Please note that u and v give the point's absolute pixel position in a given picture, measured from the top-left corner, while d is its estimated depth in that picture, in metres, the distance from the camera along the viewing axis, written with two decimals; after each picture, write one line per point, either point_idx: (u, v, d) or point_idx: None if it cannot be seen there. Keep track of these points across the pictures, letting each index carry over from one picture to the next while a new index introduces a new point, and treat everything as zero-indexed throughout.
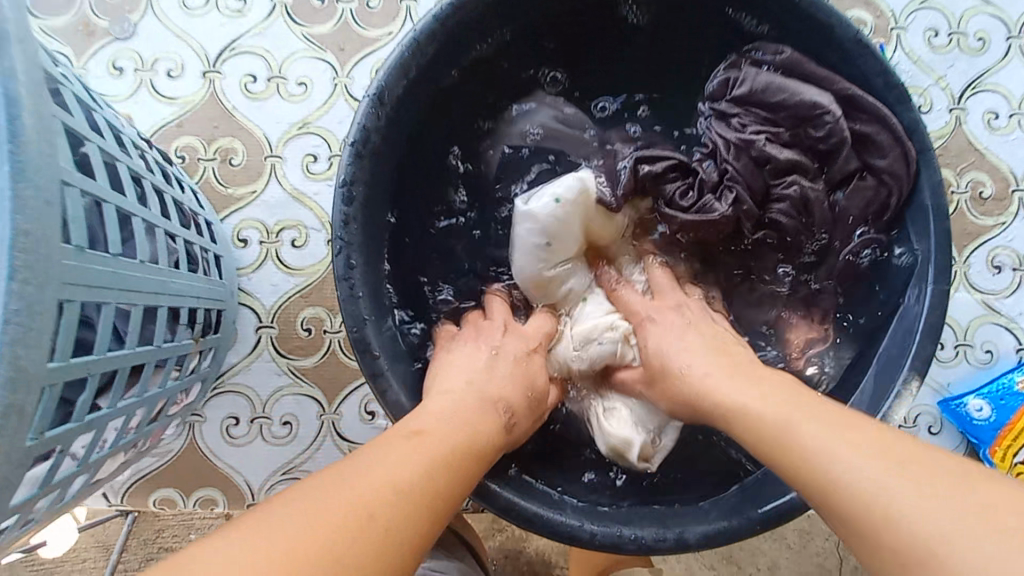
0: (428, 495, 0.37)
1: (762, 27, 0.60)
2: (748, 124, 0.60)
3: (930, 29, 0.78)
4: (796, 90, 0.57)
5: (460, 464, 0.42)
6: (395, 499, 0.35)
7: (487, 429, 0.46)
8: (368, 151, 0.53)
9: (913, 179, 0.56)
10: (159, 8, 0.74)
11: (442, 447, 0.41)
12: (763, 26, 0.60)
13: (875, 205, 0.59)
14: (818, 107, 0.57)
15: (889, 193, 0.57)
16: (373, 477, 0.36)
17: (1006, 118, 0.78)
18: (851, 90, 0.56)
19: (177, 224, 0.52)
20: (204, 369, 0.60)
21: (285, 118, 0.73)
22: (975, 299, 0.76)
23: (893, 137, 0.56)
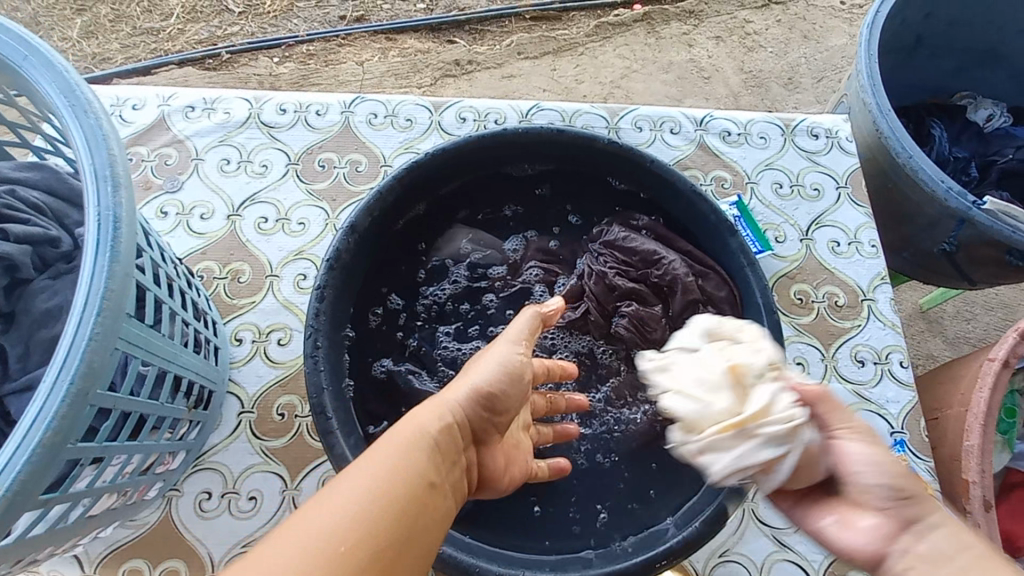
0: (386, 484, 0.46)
1: (623, 188, 0.87)
2: (610, 263, 0.82)
3: (775, 183, 1.04)
4: (644, 241, 0.81)
5: (416, 445, 0.50)
6: (385, 491, 0.46)
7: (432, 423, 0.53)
8: (339, 264, 0.73)
9: (739, 297, 0.77)
10: (203, 171, 1.01)
11: (392, 450, 0.49)
12: (623, 186, 0.87)
13: None
14: (655, 253, 0.81)
15: (725, 317, 0.78)
16: (297, 541, 0.41)
17: (846, 244, 1.00)
18: (689, 249, 0.82)
19: (191, 315, 0.70)
20: (190, 439, 0.73)
21: (285, 247, 0.95)
22: (846, 387, 0.91)
23: (723, 278, 0.80)
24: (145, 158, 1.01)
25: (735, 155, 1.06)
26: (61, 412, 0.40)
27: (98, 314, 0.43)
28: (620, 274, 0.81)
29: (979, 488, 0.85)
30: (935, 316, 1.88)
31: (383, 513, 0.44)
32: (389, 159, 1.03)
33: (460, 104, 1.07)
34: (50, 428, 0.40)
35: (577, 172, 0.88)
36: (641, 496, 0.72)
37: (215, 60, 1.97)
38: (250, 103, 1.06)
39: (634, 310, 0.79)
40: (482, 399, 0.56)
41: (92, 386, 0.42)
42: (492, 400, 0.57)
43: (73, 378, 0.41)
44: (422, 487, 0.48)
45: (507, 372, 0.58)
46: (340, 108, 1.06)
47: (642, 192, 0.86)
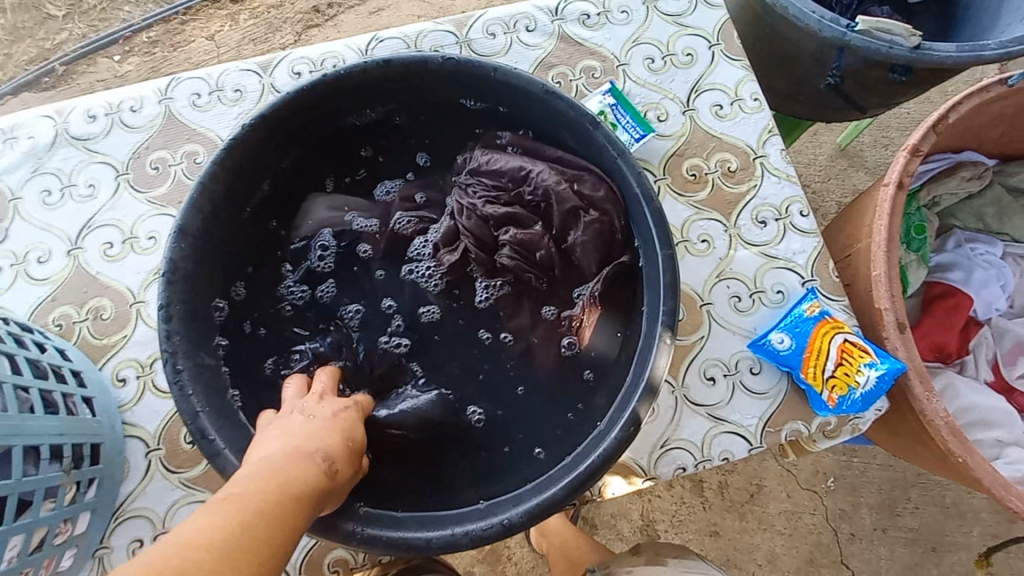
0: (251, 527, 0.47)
1: (479, 106, 0.79)
2: (481, 191, 0.77)
3: (647, 58, 0.97)
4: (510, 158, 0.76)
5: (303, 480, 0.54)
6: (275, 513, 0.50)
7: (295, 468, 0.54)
8: (178, 275, 0.66)
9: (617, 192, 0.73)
10: (24, 211, 0.89)
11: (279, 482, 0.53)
12: (478, 104, 0.79)
13: (602, 230, 0.73)
14: (523, 169, 0.75)
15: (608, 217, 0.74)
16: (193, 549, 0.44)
17: (729, 105, 0.96)
18: (558, 156, 0.78)
19: (29, 377, 0.62)
20: (86, 500, 0.68)
21: (142, 268, 0.86)
22: (753, 252, 0.90)
23: (599, 177, 0.74)
24: None
25: (599, 39, 0.98)
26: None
27: None
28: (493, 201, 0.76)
29: (893, 312, 0.87)
30: (856, 150, 1.88)
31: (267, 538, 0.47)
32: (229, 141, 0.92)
33: (291, 58, 0.95)
34: None
35: (425, 103, 0.80)
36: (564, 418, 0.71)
37: (51, 77, 1.72)
38: (53, 119, 0.92)
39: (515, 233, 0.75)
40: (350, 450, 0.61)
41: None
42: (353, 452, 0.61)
43: None
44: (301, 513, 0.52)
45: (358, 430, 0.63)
46: (157, 98, 0.93)
47: (500, 107, 0.78)
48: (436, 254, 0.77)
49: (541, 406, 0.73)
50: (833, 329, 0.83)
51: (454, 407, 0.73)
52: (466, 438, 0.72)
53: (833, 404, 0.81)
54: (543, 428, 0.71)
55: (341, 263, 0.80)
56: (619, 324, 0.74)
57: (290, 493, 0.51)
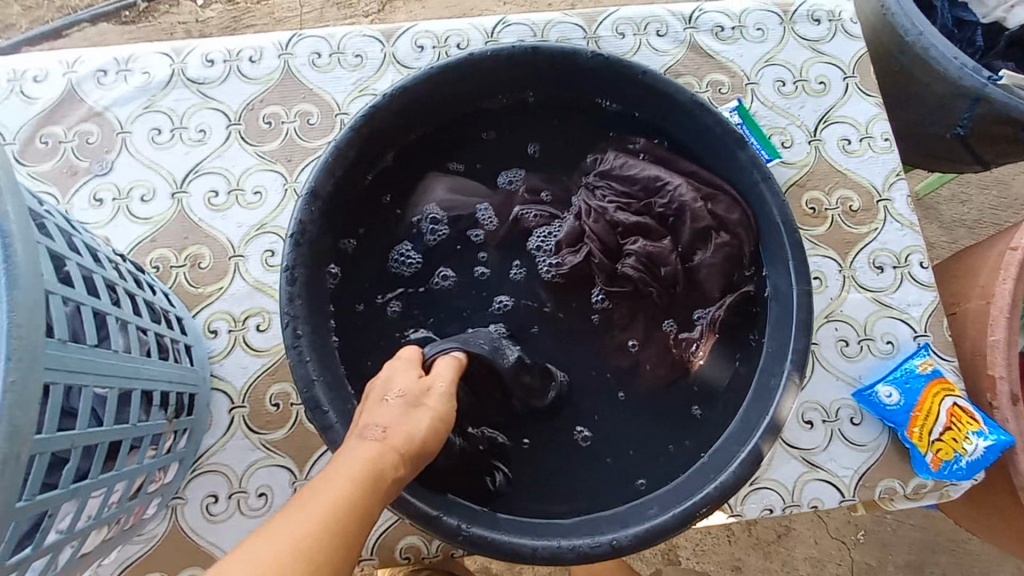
0: (314, 537, 0.40)
1: (614, 108, 0.77)
2: (609, 195, 0.74)
3: (778, 81, 0.93)
4: (644, 167, 0.74)
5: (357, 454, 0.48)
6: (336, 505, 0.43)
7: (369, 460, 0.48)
8: (306, 239, 0.64)
9: (753, 218, 0.70)
10: (132, 146, 0.87)
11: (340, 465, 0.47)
12: (614, 106, 0.76)
13: (733, 255, 0.70)
14: (658, 180, 0.73)
15: (740, 242, 0.70)
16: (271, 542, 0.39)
17: (857, 141, 0.92)
18: (693, 169, 0.74)
19: (148, 320, 0.61)
20: (179, 449, 0.67)
21: (244, 222, 0.85)
22: (866, 297, 0.86)
23: (734, 199, 0.71)
24: (62, 139, 0.87)
25: (731, 54, 0.94)
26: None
27: (9, 359, 0.34)
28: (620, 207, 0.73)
29: (1006, 382, 0.84)
30: (931, 203, 1.82)
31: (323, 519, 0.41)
32: (343, 106, 0.90)
33: (415, 30, 0.93)
34: None
35: (562, 97, 0.77)
36: (669, 444, 0.68)
37: (132, 11, 1.71)
38: (170, 58, 0.91)
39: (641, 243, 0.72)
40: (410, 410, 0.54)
41: (22, 447, 0.34)
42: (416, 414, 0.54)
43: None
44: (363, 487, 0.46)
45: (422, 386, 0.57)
46: (277, 51, 0.91)
47: (636, 111, 0.76)
48: (558, 253, 0.74)
49: (644, 428, 0.70)
50: (942, 390, 0.80)
51: (554, 412, 0.70)
52: (565, 447, 0.69)
53: (936, 468, 0.78)
54: (641, 451, 0.68)
55: (451, 247, 0.77)
56: (738, 353, 0.71)
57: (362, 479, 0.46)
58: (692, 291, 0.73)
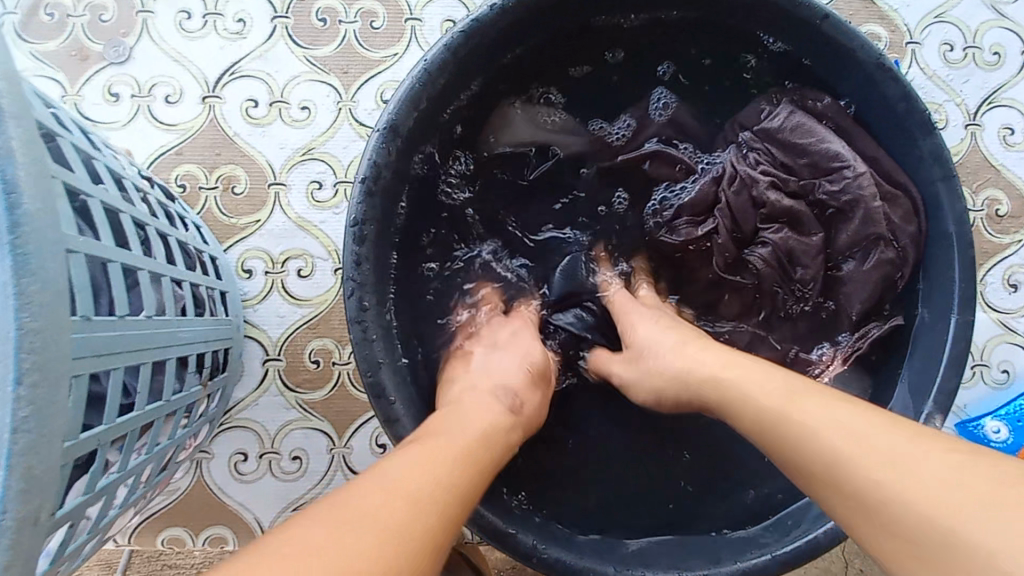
0: (445, 483, 0.38)
1: (778, 47, 0.60)
2: (762, 162, 0.62)
3: (945, 44, 0.76)
4: (823, 137, 0.59)
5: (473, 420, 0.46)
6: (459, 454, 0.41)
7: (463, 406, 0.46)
8: (380, 187, 0.51)
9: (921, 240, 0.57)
10: (156, 31, 0.71)
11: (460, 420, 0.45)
12: (778, 45, 0.60)
13: (888, 276, 0.59)
14: (835, 158, 0.59)
15: (901, 263, 0.58)
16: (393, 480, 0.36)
17: (1022, 133, 0.77)
18: (876, 155, 0.59)
19: (184, 268, 0.50)
20: (213, 412, 0.59)
21: (289, 144, 0.71)
22: (991, 318, 0.75)
23: (913, 206, 0.57)
24: (69, 12, 0.71)
25: (897, 1, 0.76)
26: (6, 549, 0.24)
27: (19, 381, 0.24)
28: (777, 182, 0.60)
29: None
30: None
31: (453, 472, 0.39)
32: (416, 9, 0.73)
33: None
34: None
35: (706, 38, 0.62)
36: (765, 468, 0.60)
37: None
38: None
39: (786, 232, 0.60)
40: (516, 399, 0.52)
41: (46, 498, 0.26)
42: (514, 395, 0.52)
43: (4, 503, 0.24)
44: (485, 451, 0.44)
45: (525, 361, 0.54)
46: None
47: (805, 58, 0.59)
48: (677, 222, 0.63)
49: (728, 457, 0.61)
50: None
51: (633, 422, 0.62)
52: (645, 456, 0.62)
53: None
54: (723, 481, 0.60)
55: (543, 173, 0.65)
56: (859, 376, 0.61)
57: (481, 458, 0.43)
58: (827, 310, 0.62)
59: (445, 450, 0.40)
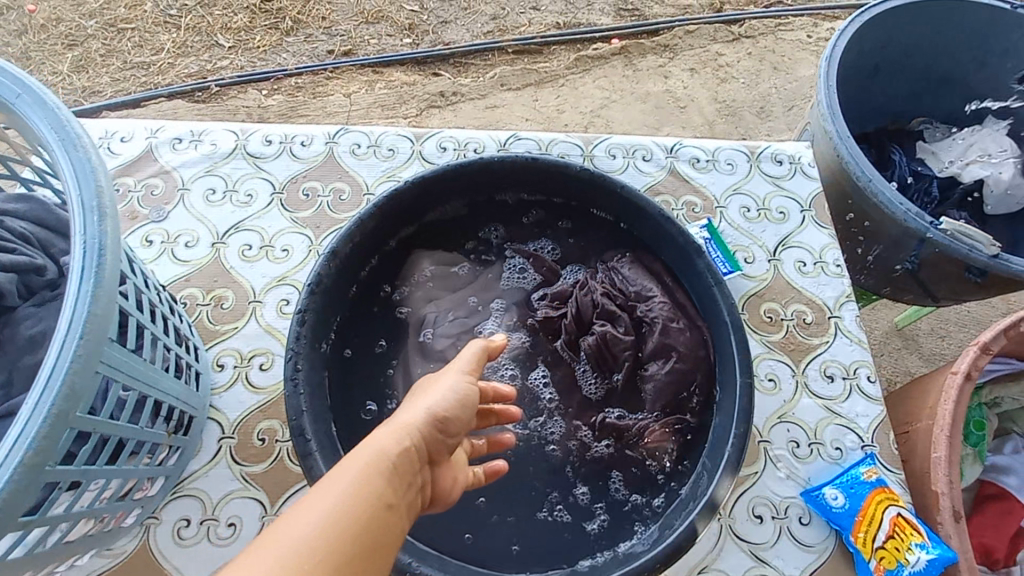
0: (342, 526, 0.42)
1: (605, 217, 0.90)
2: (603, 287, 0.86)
3: (743, 207, 1.09)
4: (643, 282, 0.85)
5: (369, 478, 0.46)
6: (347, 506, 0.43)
7: (389, 447, 0.49)
8: (320, 288, 0.75)
9: (710, 363, 0.80)
10: (189, 201, 1.03)
11: (346, 469, 0.46)
12: (605, 215, 0.90)
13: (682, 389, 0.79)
14: (648, 293, 0.84)
15: (691, 379, 0.79)
16: (291, 524, 0.41)
17: (812, 265, 1.05)
18: (684, 301, 0.84)
19: (173, 340, 0.71)
20: (170, 465, 0.73)
21: (268, 273, 0.97)
22: (817, 403, 0.93)
23: (701, 340, 0.82)
24: (132, 189, 1.03)
25: (705, 181, 1.11)
26: (41, 433, 0.42)
27: (81, 337, 0.44)
28: (562, 319, 0.85)
29: (949, 499, 0.88)
30: (910, 333, 1.83)
31: (364, 502, 0.44)
32: (372, 187, 1.06)
33: (441, 135, 1.11)
34: (30, 448, 0.41)
35: (564, 204, 0.92)
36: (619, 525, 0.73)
37: (205, 93, 1.87)
38: (236, 135, 1.09)
39: (571, 361, 0.84)
40: (438, 422, 0.54)
41: (71, 409, 0.43)
42: (446, 424, 0.54)
43: (54, 401, 0.42)
44: (379, 494, 0.45)
45: (457, 396, 0.56)
46: (325, 139, 1.09)
47: (622, 223, 0.89)
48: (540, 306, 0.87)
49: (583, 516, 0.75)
50: (886, 499, 0.84)
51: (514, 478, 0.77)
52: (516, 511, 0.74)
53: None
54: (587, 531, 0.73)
55: (446, 270, 0.89)
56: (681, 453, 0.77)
57: (387, 466, 0.48)
58: (632, 390, 0.82)
59: (338, 478, 0.45)
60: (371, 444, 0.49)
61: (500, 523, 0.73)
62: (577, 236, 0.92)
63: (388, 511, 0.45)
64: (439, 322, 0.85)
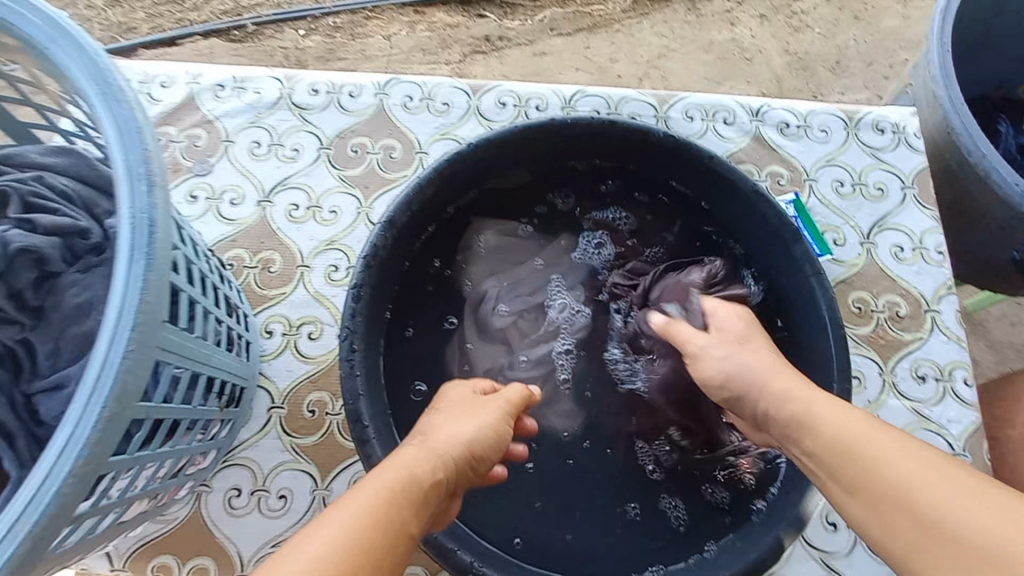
0: (366, 540, 0.44)
1: (684, 190, 0.81)
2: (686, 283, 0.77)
3: (836, 181, 0.97)
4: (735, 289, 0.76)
5: (398, 497, 0.48)
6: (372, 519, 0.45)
7: (422, 469, 0.52)
8: (376, 262, 0.69)
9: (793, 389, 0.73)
10: (233, 154, 0.97)
11: (374, 486, 0.49)
12: (684, 188, 0.81)
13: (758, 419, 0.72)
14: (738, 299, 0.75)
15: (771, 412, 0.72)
16: (320, 534, 0.43)
17: (911, 250, 0.93)
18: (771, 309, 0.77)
19: (223, 312, 0.67)
20: (221, 438, 0.71)
21: (316, 236, 0.92)
22: (906, 406, 0.85)
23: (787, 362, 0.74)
24: (174, 139, 0.97)
25: (793, 150, 0.99)
26: (92, 438, 0.38)
27: (132, 329, 0.40)
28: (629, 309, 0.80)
29: None
30: (982, 319, 1.70)
31: (388, 524, 0.46)
32: (425, 146, 0.97)
33: (500, 88, 1.01)
34: (80, 456, 0.38)
35: (638, 173, 0.82)
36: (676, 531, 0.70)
37: (242, 32, 1.77)
38: (281, 82, 1.01)
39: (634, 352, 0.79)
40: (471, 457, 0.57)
41: (123, 410, 0.40)
42: (477, 460, 0.58)
43: (105, 404, 0.39)
44: (404, 514, 0.48)
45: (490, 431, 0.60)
46: (375, 90, 1.01)
47: (705, 203, 0.80)
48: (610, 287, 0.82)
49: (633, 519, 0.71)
50: None
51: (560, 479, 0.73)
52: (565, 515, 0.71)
53: None
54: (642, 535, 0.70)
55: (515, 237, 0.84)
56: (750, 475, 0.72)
57: (414, 490, 0.50)
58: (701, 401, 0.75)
59: (367, 494, 0.48)
60: (403, 463, 0.52)
61: (548, 523, 0.71)
62: (653, 212, 0.83)
63: (410, 537, 0.48)
64: (503, 299, 0.82)
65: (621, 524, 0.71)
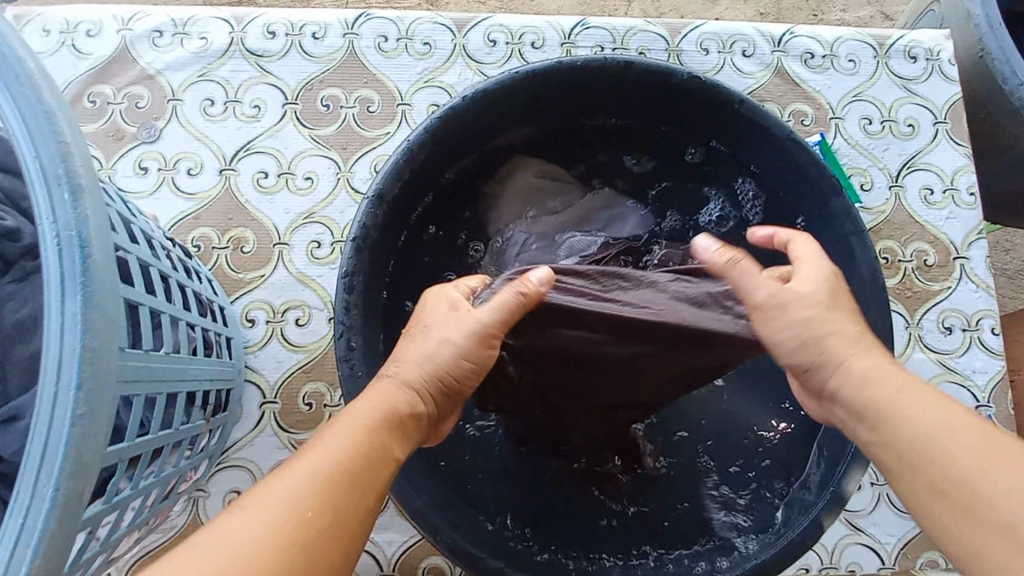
0: (329, 486, 0.42)
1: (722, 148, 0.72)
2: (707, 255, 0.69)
3: (864, 118, 0.88)
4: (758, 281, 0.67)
5: (365, 435, 0.46)
6: (340, 462, 0.43)
7: (395, 403, 0.49)
8: (368, 244, 0.60)
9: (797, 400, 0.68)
10: (183, 115, 0.83)
11: (345, 425, 0.46)
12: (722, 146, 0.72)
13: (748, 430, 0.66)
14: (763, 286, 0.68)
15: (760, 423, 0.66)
16: (276, 487, 0.41)
17: (941, 193, 0.87)
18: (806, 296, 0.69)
19: (197, 314, 0.58)
20: (211, 446, 0.65)
21: (292, 208, 0.81)
22: (931, 358, 0.82)
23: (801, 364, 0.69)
24: (111, 100, 0.83)
25: (819, 84, 0.89)
26: (51, 526, 0.31)
27: (78, 387, 0.33)
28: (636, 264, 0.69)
29: None
30: None
31: (359, 463, 0.44)
32: (407, 95, 0.85)
33: (489, 22, 0.87)
34: (39, 554, 0.31)
35: (667, 124, 0.73)
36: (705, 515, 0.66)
37: None
38: (230, 25, 0.86)
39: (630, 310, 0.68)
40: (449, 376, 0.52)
41: (85, 482, 0.33)
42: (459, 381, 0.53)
43: (57, 483, 0.32)
44: (375, 451, 0.45)
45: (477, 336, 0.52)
46: (342, 29, 0.86)
47: (754, 166, 0.71)
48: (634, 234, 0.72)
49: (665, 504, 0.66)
50: None
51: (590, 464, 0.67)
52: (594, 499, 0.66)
53: None
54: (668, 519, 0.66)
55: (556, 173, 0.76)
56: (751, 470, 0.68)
57: (387, 425, 0.47)
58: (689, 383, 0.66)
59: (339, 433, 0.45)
60: (374, 397, 0.49)
61: (575, 510, 0.66)
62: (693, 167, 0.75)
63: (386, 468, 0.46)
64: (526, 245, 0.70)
65: (650, 506, 0.67)
